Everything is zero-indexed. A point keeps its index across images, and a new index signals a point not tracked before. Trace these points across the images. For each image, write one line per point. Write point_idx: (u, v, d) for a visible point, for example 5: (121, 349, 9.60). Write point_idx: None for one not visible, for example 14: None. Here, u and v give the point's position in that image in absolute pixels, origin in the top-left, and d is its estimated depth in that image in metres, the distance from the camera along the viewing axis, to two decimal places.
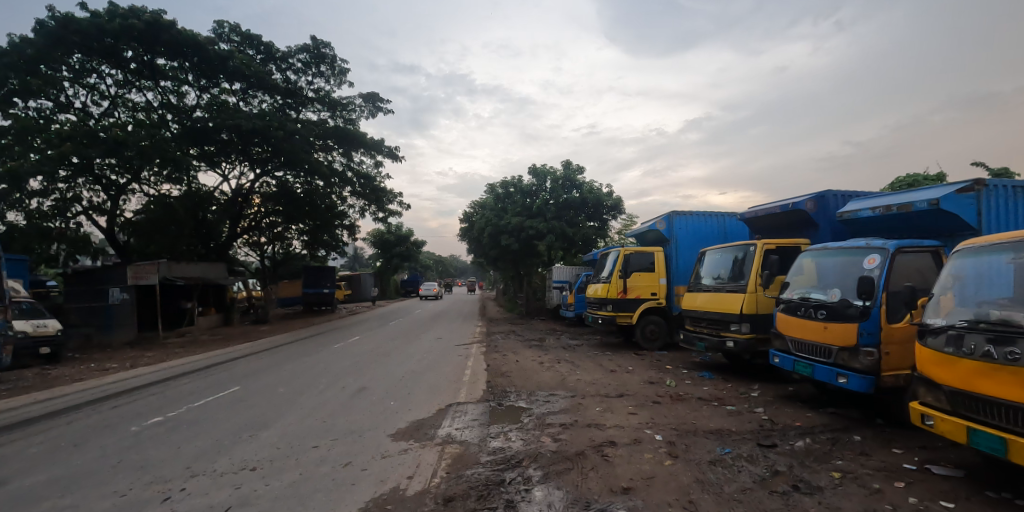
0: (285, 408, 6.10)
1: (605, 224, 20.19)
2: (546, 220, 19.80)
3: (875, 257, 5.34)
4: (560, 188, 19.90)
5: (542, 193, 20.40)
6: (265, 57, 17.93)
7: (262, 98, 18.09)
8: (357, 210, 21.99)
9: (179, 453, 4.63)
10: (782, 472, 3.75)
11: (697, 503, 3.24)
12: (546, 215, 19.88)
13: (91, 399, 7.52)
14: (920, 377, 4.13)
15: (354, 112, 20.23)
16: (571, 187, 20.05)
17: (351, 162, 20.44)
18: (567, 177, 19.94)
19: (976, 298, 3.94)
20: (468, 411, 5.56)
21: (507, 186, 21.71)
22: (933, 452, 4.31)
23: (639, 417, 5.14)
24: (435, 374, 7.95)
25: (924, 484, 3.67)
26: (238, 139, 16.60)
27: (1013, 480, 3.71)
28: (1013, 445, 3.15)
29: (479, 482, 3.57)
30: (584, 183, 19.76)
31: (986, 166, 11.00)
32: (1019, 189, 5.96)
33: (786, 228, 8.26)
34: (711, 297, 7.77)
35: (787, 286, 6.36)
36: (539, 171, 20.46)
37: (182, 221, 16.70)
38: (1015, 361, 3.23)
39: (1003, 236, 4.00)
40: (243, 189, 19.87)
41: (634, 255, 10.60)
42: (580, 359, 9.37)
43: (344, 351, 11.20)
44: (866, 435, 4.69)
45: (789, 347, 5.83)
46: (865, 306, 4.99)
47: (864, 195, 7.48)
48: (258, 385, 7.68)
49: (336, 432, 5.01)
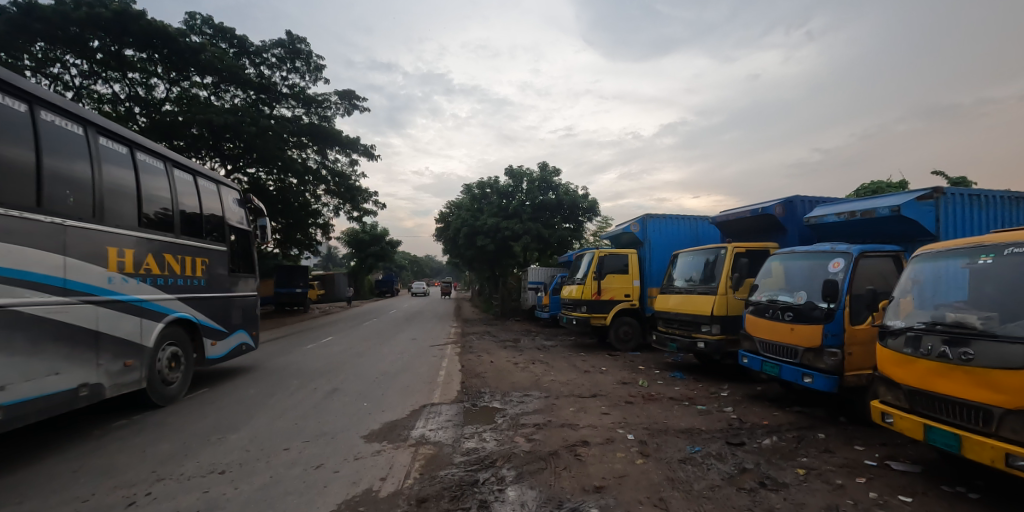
0: (254, 410, 5.95)
1: (580, 225, 20.28)
2: (522, 221, 19.87)
3: (839, 261, 5.52)
4: (536, 189, 19.96)
5: (518, 194, 20.50)
6: (238, 51, 17.51)
7: (235, 93, 17.62)
8: (331, 209, 21.63)
9: (143, 457, 4.48)
10: (749, 469, 3.85)
11: (668, 501, 3.29)
12: (521, 216, 19.95)
13: None
14: (880, 377, 4.28)
15: (329, 109, 19.85)
16: (548, 189, 20.16)
17: (326, 160, 20.16)
18: (543, 179, 20.05)
19: (934, 301, 4.11)
20: (441, 412, 5.54)
21: (482, 187, 21.50)
22: (892, 449, 4.48)
23: (611, 417, 5.20)
24: (409, 374, 7.94)
25: (884, 479, 3.82)
26: (209, 134, 16.10)
27: (966, 476, 3.89)
28: (966, 441, 3.32)
29: (453, 482, 3.57)
30: (560, 185, 19.92)
31: (944, 174, 11.44)
32: (975, 197, 6.22)
33: (756, 233, 8.45)
34: (683, 299, 7.89)
35: (756, 288, 6.51)
36: (515, 173, 20.52)
37: None
38: (968, 361, 3.44)
39: (959, 242, 4.20)
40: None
41: (609, 257, 10.71)
42: (555, 360, 9.43)
43: (317, 352, 11.07)
44: (830, 432, 4.84)
45: (757, 347, 5.97)
46: (829, 308, 5.15)
47: (830, 201, 7.71)
48: (226, 386, 7.48)
49: (306, 434, 4.92)
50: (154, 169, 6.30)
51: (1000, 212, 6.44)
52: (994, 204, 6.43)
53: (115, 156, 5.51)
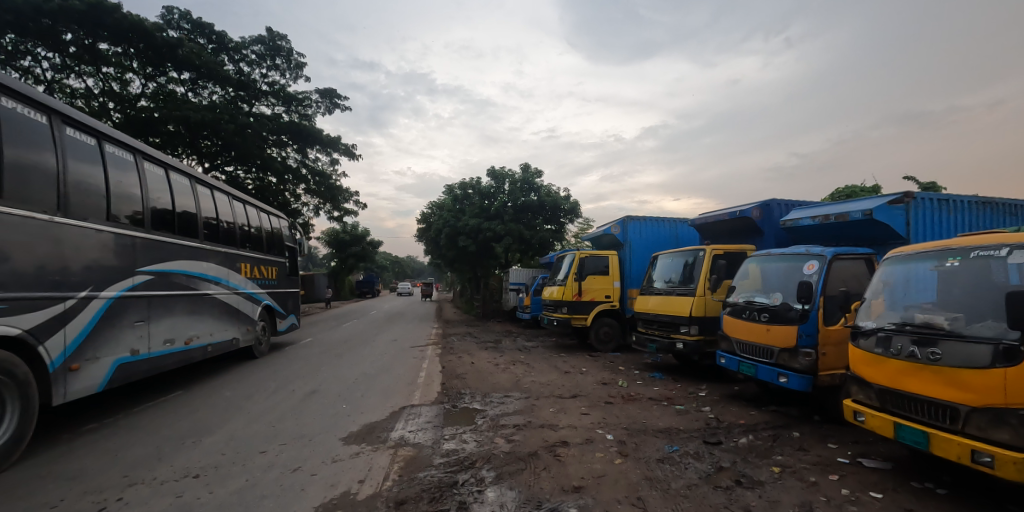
0: (230, 413, 5.83)
1: (561, 227, 20.44)
2: (504, 222, 19.90)
3: (813, 263, 5.65)
4: (518, 190, 20.02)
5: (499, 195, 20.54)
6: (217, 47, 17.18)
7: (213, 90, 17.27)
8: (311, 209, 21.31)
9: (115, 461, 4.37)
10: (726, 467, 3.92)
11: (645, 500, 3.33)
12: (503, 217, 19.98)
13: None
14: (852, 376, 4.38)
15: (309, 107, 19.61)
16: (530, 190, 20.23)
17: (306, 159, 19.89)
18: (525, 180, 20.11)
19: (904, 302, 4.22)
20: (421, 413, 5.52)
21: (464, 188, 21.43)
22: (864, 446, 4.60)
23: (591, 417, 5.24)
24: (389, 375, 7.88)
25: (856, 476, 3.92)
26: (186, 131, 15.74)
27: (934, 472, 4.02)
28: (933, 438, 3.43)
29: (431, 484, 3.55)
30: (542, 187, 20.02)
31: (914, 179, 11.75)
32: (943, 202, 6.43)
33: (734, 235, 8.58)
34: (662, 300, 7.98)
35: (733, 289, 6.62)
36: (497, 174, 20.55)
37: None
38: (935, 360, 3.56)
39: (928, 245, 4.32)
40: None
41: (589, 259, 10.79)
42: (536, 361, 9.45)
43: (296, 353, 10.93)
44: (805, 431, 4.94)
45: (734, 348, 6.07)
46: (804, 309, 5.26)
47: (806, 205, 7.88)
48: (202, 389, 7.33)
49: (284, 437, 4.84)
50: (85, 150, 5.19)
51: (968, 216, 6.65)
52: (962, 208, 6.63)
53: (31, 128, 4.42)
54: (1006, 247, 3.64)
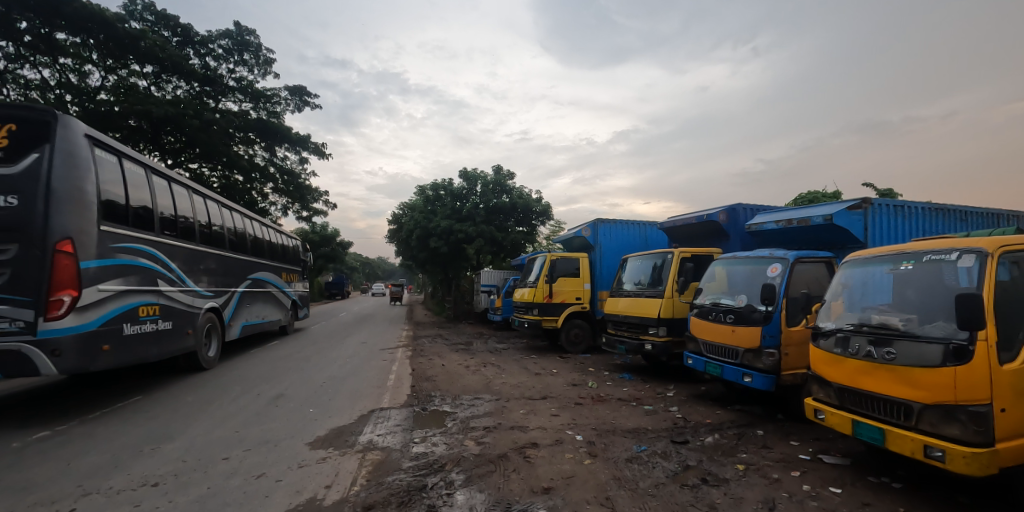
0: (192, 419, 5.64)
1: (533, 229, 20.57)
2: (476, 224, 19.89)
3: (776, 266, 5.82)
4: (490, 192, 20.07)
5: (472, 197, 20.55)
6: (182, 40, 16.66)
7: (177, 84, 16.75)
8: (279, 208, 20.79)
9: (69, 470, 4.17)
10: (692, 466, 3.99)
11: (614, 500, 3.37)
12: (475, 218, 19.98)
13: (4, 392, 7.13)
14: (813, 376, 4.53)
15: (278, 104, 19.22)
16: (501, 192, 20.31)
17: (274, 158, 19.48)
18: (497, 182, 20.17)
19: (862, 304, 4.38)
20: (390, 416, 5.45)
21: (436, 188, 21.28)
22: (825, 443, 4.76)
23: (560, 418, 5.27)
24: (357, 378, 7.78)
25: (817, 472, 4.05)
26: (148, 126, 15.14)
27: (889, 467, 4.19)
28: (890, 434, 3.58)
29: (400, 488, 3.51)
30: (514, 189, 20.13)
31: (871, 187, 12.23)
32: (899, 209, 6.71)
33: (701, 238, 8.78)
34: (632, 302, 8.08)
35: (700, 292, 6.77)
36: (470, 175, 20.53)
37: None
38: (891, 360, 3.71)
39: (883, 249, 4.50)
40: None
41: (560, 261, 10.86)
42: (506, 363, 9.45)
43: (261, 357, 10.65)
44: (769, 429, 5.08)
45: (701, 349, 6.20)
46: (768, 310, 5.41)
47: (769, 210, 8.13)
48: (165, 393, 7.06)
49: (249, 443, 4.72)
50: None
51: (922, 222, 6.95)
52: (917, 214, 6.94)
53: None
54: (957, 251, 3.82)
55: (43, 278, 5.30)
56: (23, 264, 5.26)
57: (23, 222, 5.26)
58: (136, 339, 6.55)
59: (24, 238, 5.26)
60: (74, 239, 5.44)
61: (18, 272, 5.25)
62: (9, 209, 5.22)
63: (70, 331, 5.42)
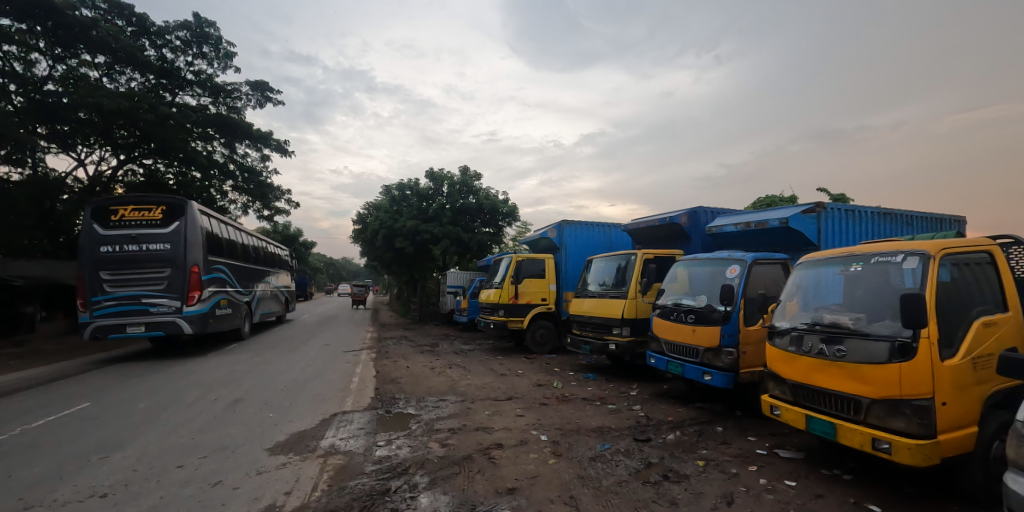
0: (143, 426, 5.38)
1: (499, 230, 20.65)
2: (441, 225, 19.82)
3: (735, 267, 6.01)
4: (456, 193, 20.04)
5: (439, 197, 20.46)
6: (137, 30, 15.94)
7: (131, 76, 16.04)
8: (239, 206, 20.19)
9: (6, 484, 3.89)
10: (654, 463, 4.08)
11: (578, 499, 3.40)
12: (441, 219, 19.91)
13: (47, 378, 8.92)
14: (770, 373, 4.69)
15: (238, 100, 18.69)
16: (468, 192, 20.32)
17: (234, 154, 18.88)
18: (463, 183, 20.16)
19: (815, 304, 4.57)
20: (353, 420, 5.36)
21: (402, 188, 21.01)
22: (780, 438, 4.94)
23: (525, 419, 5.30)
24: (320, 381, 7.64)
25: (772, 466, 4.20)
26: (100, 120, 14.36)
27: (840, 459, 4.40)
28: (840, 428, 3.76)
29: (363, 493, 3.45)
30: (480, 190, 20.18)
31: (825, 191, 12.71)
32: (850, 212, 7.03)
33: (665, 240, 8.98)
34: (597, 303, 8.18)
35: (662, 292, 6.92)
36: (436, 176, 20.43)
37: (28, 212, 13.77)
38: (841, 357, 3.88)
39: (835, 252, 4.72)
40: (104, 176, 16.95)
41: (526, 262, 10.92)
42: (471, 364, 9.43)
43: (220, 360, 10.26)
44: (727, 425, 5.25)
45: (663, 348, 6.34)
46: (726, 310, 5.58)
47: (729, 213, 8.39)
48: (117, 399, 6.72)
49: (205, 449, 4.55)
50: None
51: (873, 226, 7.30)
52: (867, 218, 7.29)
53: None
54: (902, 254, 4.04)
55: (183, 284, 10.80)
56: (172, 277, 10.70)
57: (172, 256, 10.72)
58: (221, 316, 12.34)
59: (173, 264, 10.70)
60: (198, 265, 11.09)
61: (169, 281, 10.67)
62: (166, 250, 10.65)
63: (195, 311, 10.98)
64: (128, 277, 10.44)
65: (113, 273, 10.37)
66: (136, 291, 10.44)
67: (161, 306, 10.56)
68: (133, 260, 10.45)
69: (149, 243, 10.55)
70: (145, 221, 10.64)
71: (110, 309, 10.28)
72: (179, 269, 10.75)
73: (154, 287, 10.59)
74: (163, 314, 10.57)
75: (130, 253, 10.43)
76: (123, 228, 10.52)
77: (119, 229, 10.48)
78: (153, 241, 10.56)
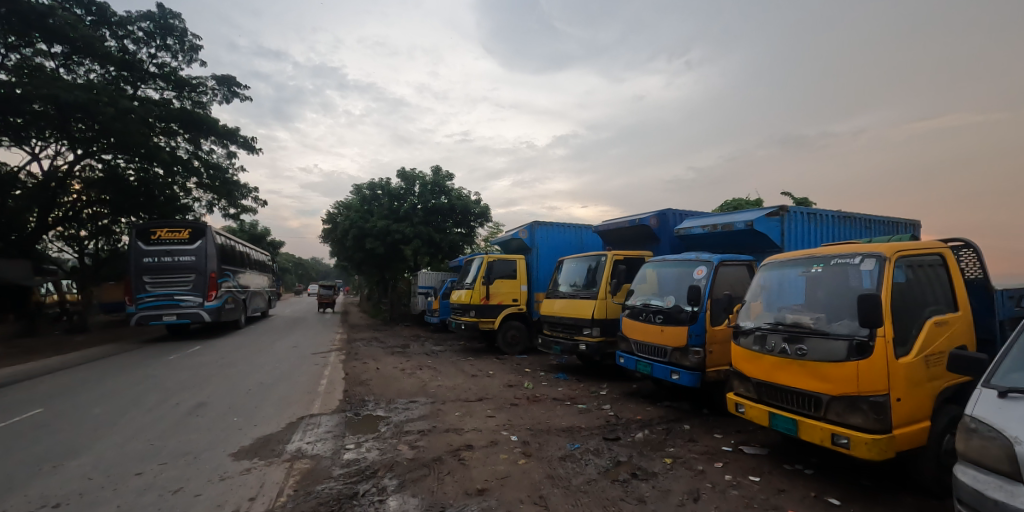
0: (96, 433, 5.15)
1: (471, 231, 20.64)
2: (413, 225, 19.68)
3: (702, 268, 6.16)
4: (428, 193, 19.94)
5: (410, 197, 20.30)
6: (96, 20, 15.25)
7: (90, 67, 15.37)
8: (204, 205, 19.73)
9: None
10: (623, 461, 4.15)
11: (547, 498, 3.42)
12: (413, 219, 19.77)
13: (101, 354, 12.22)
14: (735, 372, 4.82)
15: (204, 94, 18.11)
16: (439, 193, 20.23)
17: (199, 151, 18.32)
18: (435, 183, 20.07)
19: (778, 304, 4.72)
20: (321, 423, 5.26)
21: (373, 187, 20.77)
22: (746, 435, 5.09)
23: (495, 419, 5.31)
24: (287, 384, 7.46)
25: (737, 462, 4.33)
26: (56, 112, 13.67)
27: (801, 455, 4.55)
28: (802, 425, 3.89)
29: (330, 497, 3.39)
30: (452, 190, 20.13)
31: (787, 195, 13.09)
32: (812, 215, 7.28)
33: (635, 242, 9.13)
34: (567, 303, 8.25)
35: (632, 293, 7.03)
36: (408, 175, 20.28)
37: None
38: (802, 355, 4.02)
39: (797, 253, 4.88)
40: (60, 171, 16.08)
41: (497, 263, 10.93)
42: (442, 365, 9.37)
43: (182, 362, 9.89)
44: (695, 423, 5.37)
45: (632, 348, 6.46)
46: (694, 311, 5.71)
47: (696, 215, 8.58)
48: (71, 405, 6.41)
49: (165, 455, 4.40)
50: None
51: (833, 229, 7.59)
52: (827, 221, 7.57)
53: None
54: (859, 256, 4.21)
55: (204, 285, 14.72)
56: (195, 280, 14.56)
57: (196, 265, 14.64)
58: (228, 309, 16.23)
59: (196, 271, 14.61)
60: (213, 271, 14.97)
61: (193, 283, 14.59)
62: (191, 260, 14.56)
63: (212, 305, 14.89)
64: (163, 280, 14.29)
65: (152, 277, 14.21)
66: (170, 290, 14.26)
67: (188, 300, 14.41)
68: (168, 268, 14.29)
69: (180, 255, 14.47)
70: (176, 240, 14.51)
71: (149, 302, 13.98)
72: (200, 274, 14.65)
73: (182, 287, 14.43)
74: (189, 307, 14.40)
75: (165, 263, 14.32)
76: (160, 245, 14.35)
77: (157, 245, 14.35)
78: (182, 254, 14.48)
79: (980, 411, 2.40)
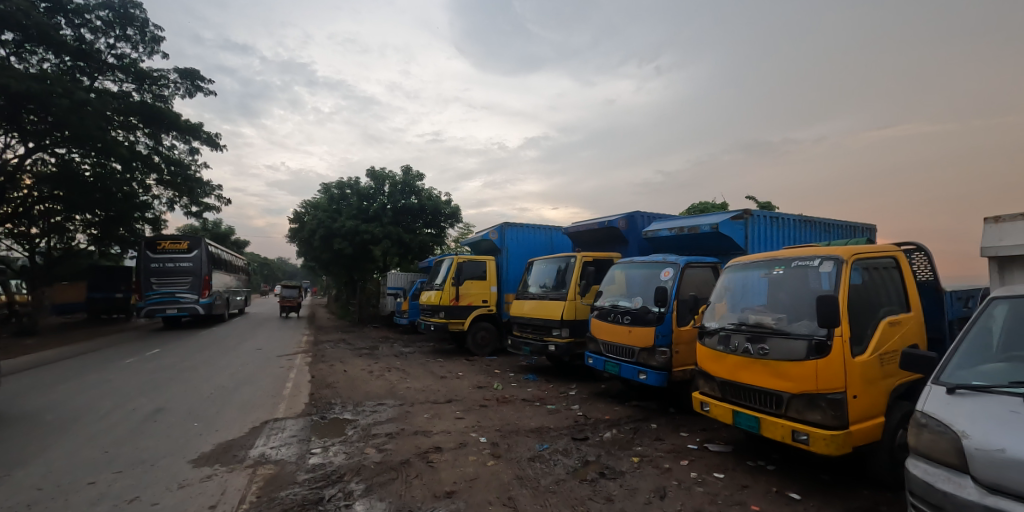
0: (40, 441, 4.88)
1: (442, 231, 20.55)
2: (382, 225, 19.43)
3: (669, 270, 6.30)
4: (398, 193, 19.73)
5: (380, 197, 20.04)
6: (50, 6, 14.48)
7: (44, 56, 14.61)
8: (164, 202, 19.05)
9: None
10: (592, 461, 4.21)
11: (516, 499, 3.44)
12: (382, 219, 19.53)
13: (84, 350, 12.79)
14: (701, 372, 4.94)
15: (166, 88, 17.41)
16: (409, 193, 20.02)
17: (159, 146, 17.62)
18: (405, 183, 19.86)
19: (741, 305, 4.86)
20: (285, 427, 5.14)
21: (342, 187, 20.39)
22: (710, 432, 5.23)
23: (464, 420, 5.31)
24: (250, 387, 7.28)
25: (702, 460, 4.44)
26: (5, 101, 12.92)
27: (762, 451, 4.70)
28: (763, 422, 4.02)
29: (295, 503, 3.33)
30: (422, 190, 19.98)
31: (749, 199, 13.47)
32: (774, 219, 7.52)
33: (604, 243, 9.25)
34: (537, 304, 8.30)
35: (601, 294, 7.11)
36: (377, 175, 19.98)
37: None
38: (764, 355, 4.15)
39: (760, 256, 5.04)
40: (9, 164, 15.22)
41: (467, 263, 10.89)
42: (411, 367, 9.28)
43: (140, 365, 9.49)
44: (662, 422, 5.48)
45: (601, 349, 6.54)
46: (661, 311, 5.83)
47: (663, 218, 8.75)
48: (16, 412, 6.05)
49: (120, 463, 4.22)
50: None
51: (793, 232, 7.86)
52: (788, 225, 7.83)
53: None
54: (818, 259, 4.39)
55: (201, 285, 16.04)
56: (194, 281, 15.85)
57: (195, 269, 15.93)
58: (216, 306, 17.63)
59: (195, 274, 15.90)
60: (208, 274, 16.34)
61: (192, 284, 15.87)
62: (190, 266, 15.83)
63: (207, 301, 16.14)
64: (167, 282, 15.50)
65: (156, 279, 15.39)
66: (172, 290, 15.51)
67: (187, 298, 15.68)
68: (170, 272, 15.51)
69: (180, 260, 15.68)
70: (178, 248, 15.77)
71: (154, 301, 15.22)
72: (199, 276, 15.97)
73: (182, 287, 15.69)
74: (188, 304, 15.69)
75: (168, 267, 15.51)
76: (163, 253, 15.56)
77: (162, 254, 15.55)
78: (181, 260, 15.69)
79: (929, 406, 2.54)
